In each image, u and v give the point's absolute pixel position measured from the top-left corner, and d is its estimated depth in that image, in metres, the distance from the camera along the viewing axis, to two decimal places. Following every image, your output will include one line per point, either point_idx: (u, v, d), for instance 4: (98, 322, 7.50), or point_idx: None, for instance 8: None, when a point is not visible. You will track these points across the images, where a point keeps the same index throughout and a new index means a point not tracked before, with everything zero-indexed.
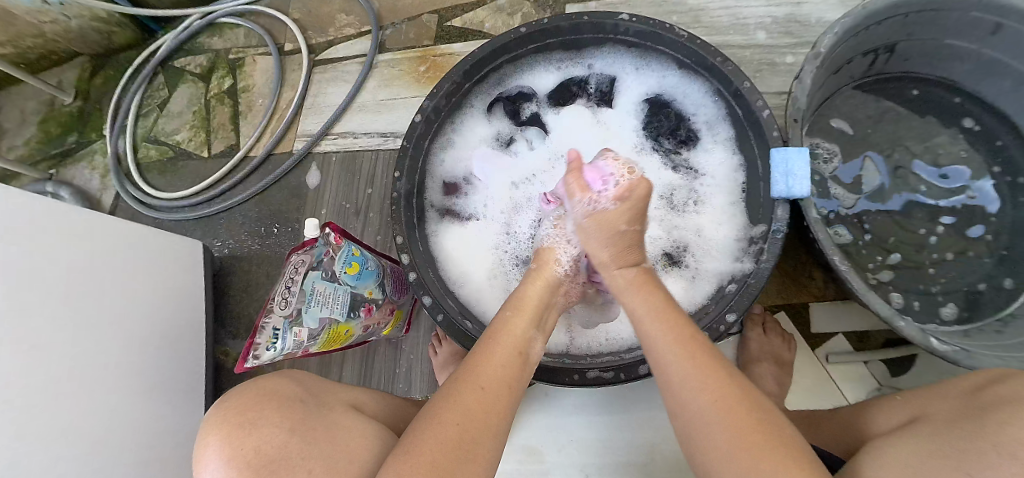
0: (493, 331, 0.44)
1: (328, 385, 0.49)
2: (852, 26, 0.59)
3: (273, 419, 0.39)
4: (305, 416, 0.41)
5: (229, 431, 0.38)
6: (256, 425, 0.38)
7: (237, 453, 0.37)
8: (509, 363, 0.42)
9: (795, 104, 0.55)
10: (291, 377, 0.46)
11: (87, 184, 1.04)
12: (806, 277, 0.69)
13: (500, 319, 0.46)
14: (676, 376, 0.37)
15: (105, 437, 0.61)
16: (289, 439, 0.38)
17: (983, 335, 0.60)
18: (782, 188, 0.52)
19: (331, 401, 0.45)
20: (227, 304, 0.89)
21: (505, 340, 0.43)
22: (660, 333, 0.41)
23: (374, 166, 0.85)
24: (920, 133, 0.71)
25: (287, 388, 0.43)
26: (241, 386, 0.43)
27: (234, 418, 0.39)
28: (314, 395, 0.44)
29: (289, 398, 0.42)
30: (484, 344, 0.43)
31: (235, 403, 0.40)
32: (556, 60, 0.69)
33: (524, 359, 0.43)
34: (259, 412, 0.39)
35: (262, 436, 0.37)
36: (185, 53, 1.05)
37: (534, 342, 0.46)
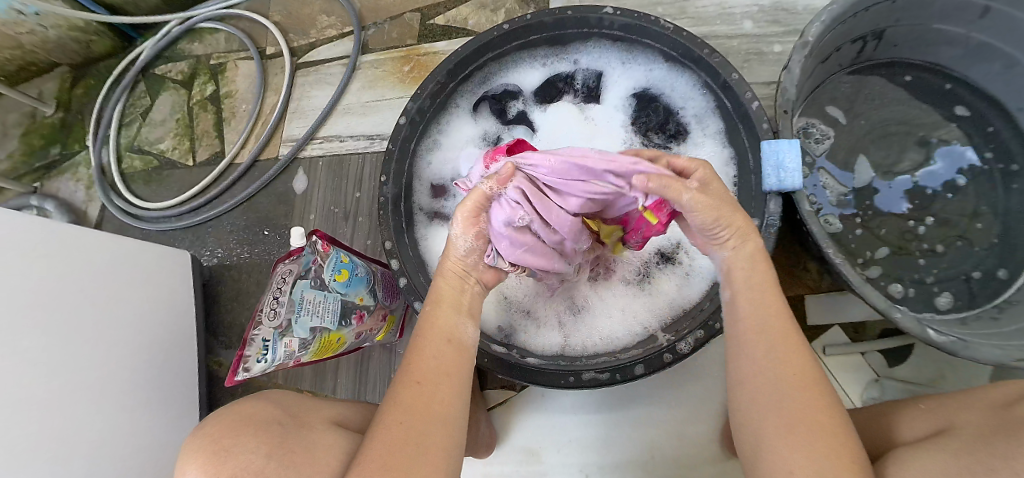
0: (419, 326, 0.42)
1: (308, 404, 0.49)
2: (838, 15, 0.58)
3: (248, 444, 0.39)
4: (283, 439, 0.41)
5: (205, 460, 0.38)
6: (232, 451, 0.38)
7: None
8: (444, 354, 0.40)
9: (785, 95, 0.54)
10: (269, 401, 0.46)
11: (72, 196, 1.02)
12: (800, 269, 0.69)
13: (425, 314, 0.43)
14: (754, 357, 0.37)
15: (100, 455, 0.61)
16: (266, 463, 0.38)
17: (980, 321, 0.60)
18: (774, 181, 0.52)
19: (310, 421, 0.45)
20: (219, 314, 0.88)
21: (432, 333, 0.41)
22: (763, 298, 0.38)
23: (361, 169, 0.84)
24: (911, 120, 0.71)
25: (263, 413, 0.43)
26: (216, 416, 0.43)
27: (209, 446, 0.39)
28: (291, 416, 0.45)
29: (264, 422, 0.42)
30: (415, 342, 0.41)
31: (212, 432, 0.40)
32: (542, 57, 0.68)
33: (458, 345, 0.41)
34: (233, 439, 0.39)
35: (239, 462, 0.37)
36: (165, 59, 1.04)
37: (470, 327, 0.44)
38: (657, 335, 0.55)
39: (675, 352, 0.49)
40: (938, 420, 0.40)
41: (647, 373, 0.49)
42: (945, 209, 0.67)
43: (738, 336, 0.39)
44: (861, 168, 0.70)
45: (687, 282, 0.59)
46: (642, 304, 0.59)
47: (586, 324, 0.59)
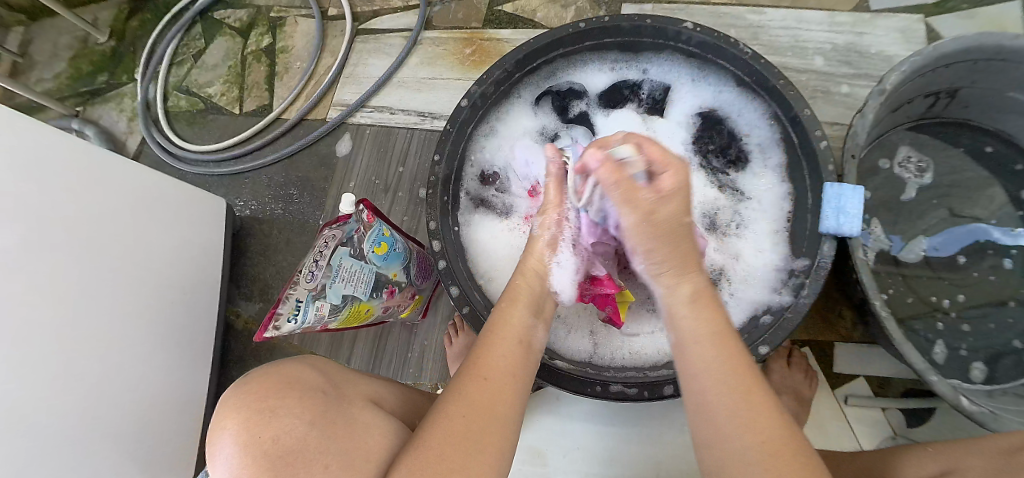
0: (494, 323, 0.42)
1: (345, 375, 0.48)
2: (921, 66, 0.57)
3: (294, 409, 0.38)
4: (327, 409, 0.39)
5: (249, 417, 0.37)
6: (275, 413, 0.37)
7: (254, 440, 0.36)
8: (514, 352, 0.40)
9: (855, 140, 0.53)
10: (309, 364, 0.45)
11: (113, 126, 1.03)
12: (835, 316, 0.68)
13: (499, 311, 0.43)
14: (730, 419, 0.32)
15: (111, 386, 0.61)
16: (308, 432, 0.37)
17: (1006, 396, 0.58)
18: (832, 224, 0.51)
19: (350, 394, 0.44)
20: (244, 265, 0.88)
21: (506, 328, 0.41)
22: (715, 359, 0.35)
23: (407, 144, 0.84)
24: (964, 184, 0.70)
25: (310, 378, 0.42)
26: (260, 369, 0.42)
27: (252, 403, 0.37)
28: (335, 387, 0.43)
29: (311, 388, 0.40)
30: (486, 338, 0.41)
31: (258, 386, 0.39)
32: (610, 61, 0.67)
33: (528, 348, 0.41)
34: (279, 400, 0.38)
35: (281, 426, 0.36)
36: (225, 5, 1.04)
37: (537, 331, 0.43)
38: None
39: None
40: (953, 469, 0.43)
41: (676, 394, 0.49)
42: (991, 283, 0.66)
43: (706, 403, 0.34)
44: (914, 244, 0.68)
45: (725, 310, 0.58)
46: None
47: (619, 334, 0.58)
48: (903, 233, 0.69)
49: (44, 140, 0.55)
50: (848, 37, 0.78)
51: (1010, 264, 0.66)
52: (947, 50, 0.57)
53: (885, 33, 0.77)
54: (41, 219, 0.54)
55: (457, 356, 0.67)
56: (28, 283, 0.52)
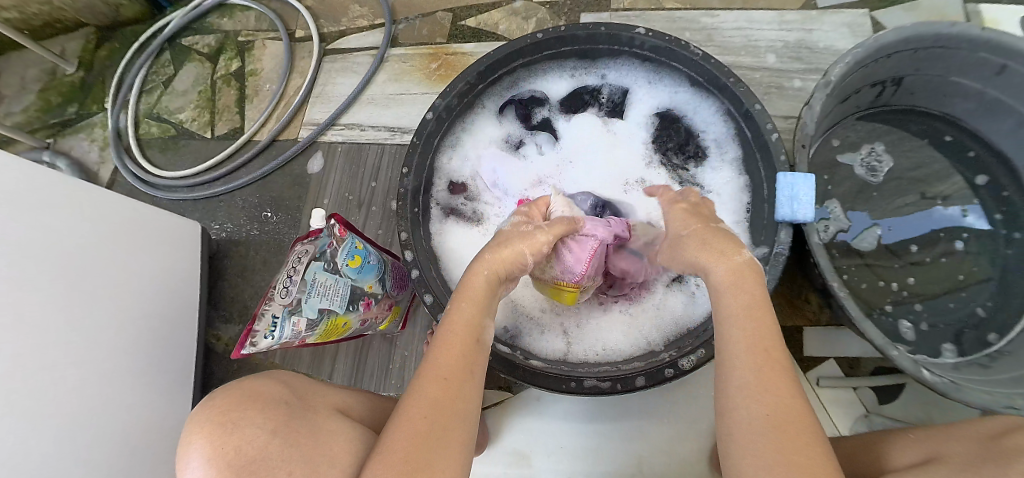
0: (444, 323, 0.43)
1: (315, 388, 0.49)
2: (863, 57, 0.60)
3: (257, 420, 0.38)
4: (290, 418, 0.40)
5: (211, 430, 0.37)
6: (238, 424, 0.37)
7: (219, 453, 0.36)
8: (467, 350, 0.40)
9: (804, 130, 0.55)
10: (276, 380, 0.46)
11: (84, 156, 1.02)
12: (802, 300, 0.71)
13: (451, 311, 0.44)
14: (738, 380, 0.34)
15: (99, 415, 0.61)
16: (271, 440, 0.37)
17: (971, 367, 0.62)
18: (787, 211, 0.53)
19: (316, 405, 0.45)
20: (222, 288, 0.88)
21: (458, 328, 0.42)
22: (739, 331, 0.37)
23: (379, 159, 0.85)
24: (915, 167, 0.73)
25: (274, 391, 0.43)
26: (225, 388, 0.43)
27: (216, 417, 0.38)
28: (300, 398, 0.44)
29: (275, 401, 0.41)
30: (440, 340, 0.41)
31: (221, 402, 0.40)
32: (570, 68, 0.70)
33: (480, 345, 0.41)
34: (241, 412, 0.38)
35: (244, 437, 0.37)
36: (193, 31, 1.05)
37: (488, 323, 0.44)
38: (658, 350, 0.56)
39: (676, 368, 0.50)
40: (926, 448, 0.44)
41: (648, 385, 0.50)
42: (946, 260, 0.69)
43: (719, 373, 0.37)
44: (869, 234, 0.71)
45: (692, 301, 0.60)
46: (642, 321, 0.60)
47: (590, 330, 0.60)
48: (859, 225, 0.71)
49: (27, 175, 0.57)
50: (798, 34, 0.81)
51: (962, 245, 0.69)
52: (888, 41, 0.60)
53: (832, 29, 0.81)
54: (25, 251, 0.55)
55: None
56: (15, 316, 0.53)
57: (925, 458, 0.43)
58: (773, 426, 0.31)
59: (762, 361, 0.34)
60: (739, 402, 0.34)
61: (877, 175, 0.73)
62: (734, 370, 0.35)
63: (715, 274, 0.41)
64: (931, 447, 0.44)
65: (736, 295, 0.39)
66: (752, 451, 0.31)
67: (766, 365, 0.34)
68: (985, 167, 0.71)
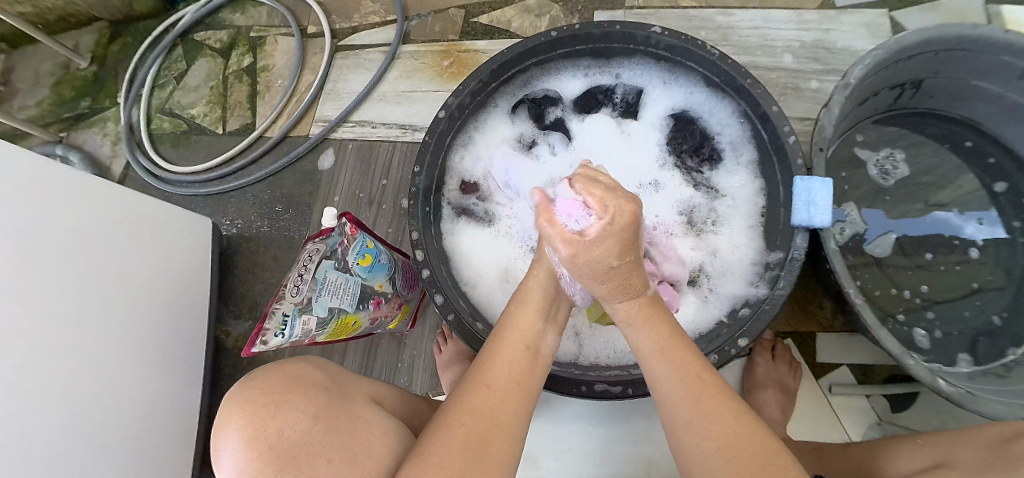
0: (502, 329, 0.43)
1: (345, 374, 0.48)
2: (884, 60, 0.58)
3: (299, 404, 0.38)
4: (329, 405, 0.40)
5: (254, 411, 0.37)
6: (281, 407, 0.37)
7: (260, 434, 0.35)
8: (519, 361, 0.40)
9: (822, 133, 0.54)
10: (311, 363, 0.45)
11: (97, 150, 1.02)
12: (815, 306, 0.70)
13: (506, 317, 0.44)
14: (682, 416, 0.37)
15: (110, 410, 0.62)
16: (312, 425, 0.37)
17: (987, 377, 0.61)
18: (804, 217, 0.52)
19: (350, 393, 0.44)
20: (231, 283, 0.88)
21: (512, 339, 0.42)
22: (660, 367, 0.40)
23: (390, 157, 0.85)
24: (934, 170, 0.72)
25: (312, 375, 0.42)
26: (262, 367, 0.42)
27: (257, 399, 0.37)
28: (336, 384, 0.43)
29: (314, 386, 0.40)
30: (495, 347, 0.41)
31: (262, 383, 0.39)
32: (584, 67, 0.69)
33: (534, 355, 0.42)
34: (284, 395, 0.38)
35: (286, 420, 0.36)
36: (205, 27, 1.05)
37: (545, 335, 0.44)
38: None
39: None
40: (934, 454, 0.44)
41: None
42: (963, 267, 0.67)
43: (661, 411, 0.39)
44: (883, 240, 0.70)
45: (704, 305, 0.59)
46: None
47: (603, 330, 0.59)
48: (874, 231, 0.70)
49: (40, 173, 0.57)
50: (816, 34, 0.80)
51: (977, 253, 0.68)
52: (909, 43, 0.59)
53: (851, 29, 0.79)
54: (39, 248, 0.55)
55: (449, 362, 0.68)
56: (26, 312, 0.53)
57: (936, 464, 0.42)
58: (727, 452, 0.34)
59: (700, 391, 0.37)
60: (692, 435, 0.36)
61: (889, 178, 0.72)
62: (677, 411, 0.37)
63: (624, 309, 0.42)
64: (940, 453, 0.43)
65: (656, 335, 0.41)
66: (720, 477, 0.33)
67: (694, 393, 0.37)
68: (1001, 172, 0.70)
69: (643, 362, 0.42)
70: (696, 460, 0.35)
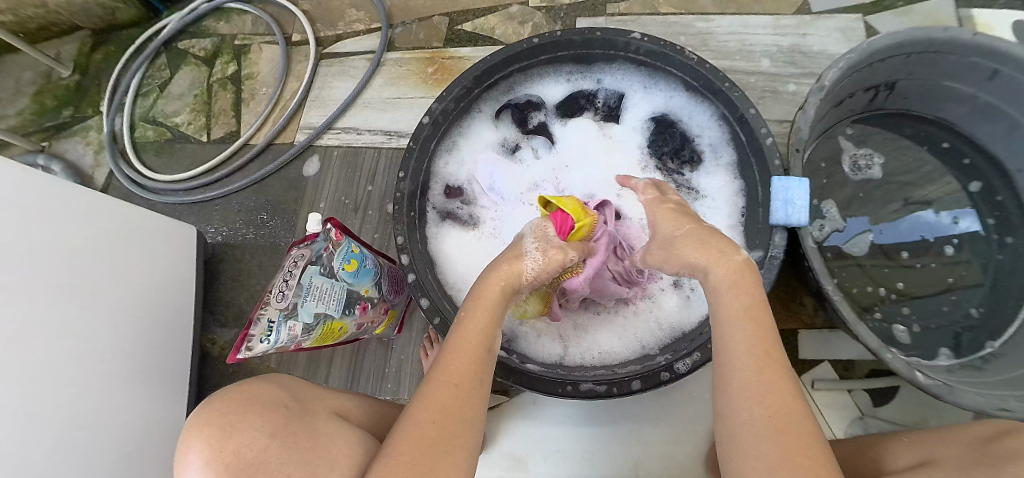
0: (455, 329, 0.44)
1: (313, 391, 0.48)
2: (857, 62, 0.60)
3: (256, 422, 0.38)
4: (288, 421, 0.40)
5: (211, 433, 0.36)
6: (237, 427, 0.37)
7: (217, 456, 0.35)
8: (477, 358, 0.41)
9: (798, 134, 0.56)
10: (274, 383, 0.45)
11: (79, 160, 1.01)
12: (797, 303, 0.71)
13: (461, 318, 0.45)
14: (740, 381, 0.35)
15: (95, 422, 0.61)
16: (270, 443, 0.37)
17: (965, 370, 0.62)
18: (781, 215, 0.53)
19: (315, 408, 0.45)
20: (217, 292, 0.87)
21: (469, 336, 0.42)
22: (739, 333, 0.37)
23: (375, 163, 0.85)
24: (909, 169, 0.74)
25: (272, 394, 0.42)
26: (224, 390, 0.41)
27: (214, 421, 0.37)
28: (298, 401, 0.44)
29: (273, 403, 0.41)
30: (450, 345, 0.42)
31: (219, 405, 0.39)
32: (566, 72, 0.69)
33: (490, 351, 0.42)
34: (239, 415, 0.38)
35: (242, 440, 0.36)
36: (189, 35, 1.04)
37: (500, 331, 0.45)
38: (653, 354, 0.56)
39: (672, 372, 0.50)
40: (920, 452, 0.45)
41: (643, 389, 0.50)
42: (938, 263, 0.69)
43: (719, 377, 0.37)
44: (860, 239, 0.71)
45: (687, 303, 0.60)
46: (638, 326, 0.60)
47: (587, 332, 0.60)
48: (851, 231, 0.72)
49: (22, 184, 0.56)
50: (792, 39, 0.82)
51: (952, 251, 0.69)
52: (881, 46, 0.60)
53: (825, 34, 0.81)
54: (23, 260, 0.54)
55: None
56: (13, 324, 0.52)
57: (921, 462, 0.43)
58: (773, 431, 0.32)
59: (763, 365, 0.35)
60: (738, 403, 0.34)
61: (859, 173, 0.74)
62: (736, 369, 0.36)
63: (716, 276, 0.42)
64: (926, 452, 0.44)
65: (738, 296, 0.40)
66: (759, 453, 0.31)
67: (763, 366, 0.35)
68: (978, 173, 0.72)
69: (716, 329, 0.40)
70: (736, 426, 0.34)
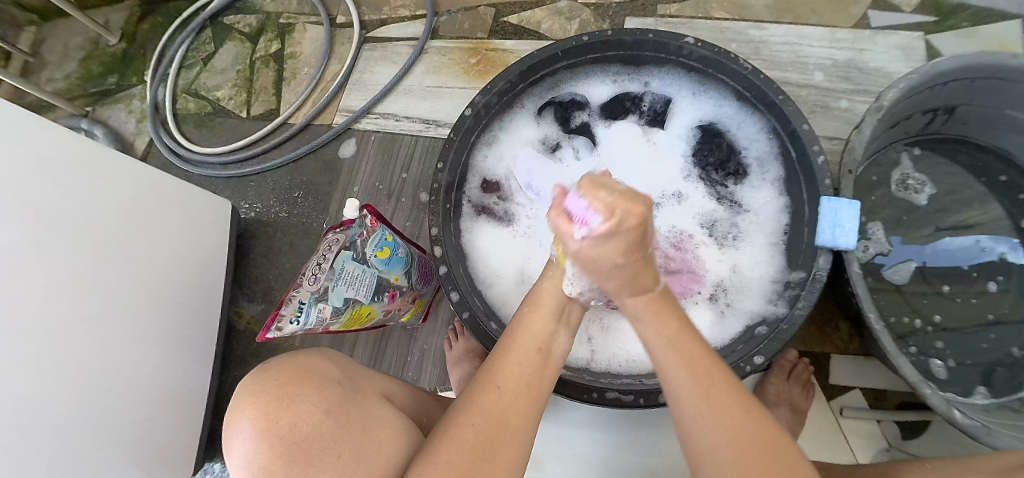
0: (511, 332, 0.43)
1: (360, 370, 0.48)
2: (919, 83, 0.57)
3: (311, 397, 0.38)
4: (342, 400, 0.40)
5: (268, 402, 0.37)
6: (293, 400, 0.37)
7: (272, 427, 0.36)
8: (529, 362, 0.41)
9: (852, 155, 0.53)
10: (325, 356, 0.45)
11: (121, 126, 1.03)
12: (831, 328, 0.69)
13: (518, 318, 0.44)
14: (693, 412, 0.37)
15: (120, 383, 0.62)
16: (325, 420, 0.37)
17: (1002, 411, 0.59)
18: (828, 237, 0.51)
19: (363, 389, 0.45)
20: (247, 267, 0.89)
21: (523, 340, 0.42)
22: (673, 367, 0.39)
23: (411, 151, 0.85)
24: (960, 198, 0.71)
25: (326, 369, 0.42)
26: (277, 359, 0.42)
27: (273, 390, 0.38)
28: (349, 380, 0.44)
29: (328, 380, 0.41)
30: (503, 346, 0.42)
31: (277, 374, 0.39)
32: (613, 73, 0.68)
33: (545, 357, 0.42)
34: (299, 388, 0.38)
35: (299, 413, 0.37)
36: (235, 10, 1.06)
37: (557, 337, 0.44)
38: None
39: None
40: None
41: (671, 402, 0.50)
42: (982, 298, 0.66)
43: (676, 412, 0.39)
44: (902, 267, 0.69)
45: (721, 319, 0.59)
46: None
47: (616, 339, 0.59)
48: (894, 257, 0.69)
49: (63, 147, 0.57)
50: (848, 53, 0.79)
51: (995, 286, 0.66)
52: (945, 68, 0.58)
53: (885, 50, 0.78)
54: (62, 221, 0.56)
55: (457, 360, 0.68)
56: (47, 286, 0.54)
57: None
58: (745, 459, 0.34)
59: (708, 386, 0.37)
60: (704, 439, 0.36)
61: (901, 188, 0.71)
62: (686, 405, 0.38)
63: (633, 305, 0.43)
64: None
65: (666, 324, 0.41)
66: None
67: (717, 391, 0.37)
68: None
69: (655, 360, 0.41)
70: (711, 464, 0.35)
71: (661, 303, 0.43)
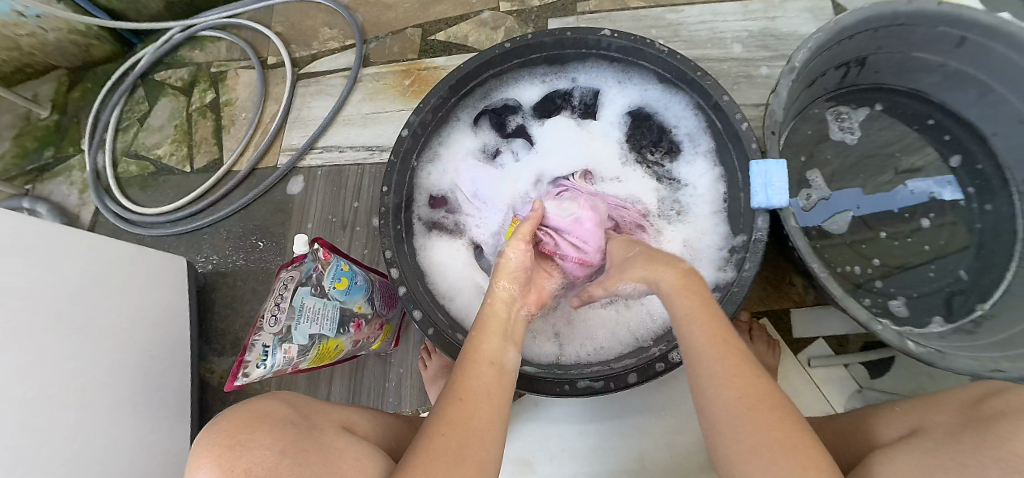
0: (468, 349, 0.43)
1: (317, 406, 0.48)
2: (823, 42, 0.61)
3: (265, 441, 0.38)
4: (297, 438, 0.40)
5: (219, 454, 0.36)
6: (247, 446, 0.37)
7: (226, 475, 0.35)
8: (491, 381, 0.40)
9: (772, 117, 0.56)
10: (279, 399, 0.45)
11: (64, 200, 1.00)
12: (786, 284, 0.72)
13: (473, 337, 0.44)
14: (706, 373, 0.37)
15: (100, 461, 0.60)
16: (280, 460, 0.37)
17: (957, 335, 0.63)
18: (762, 198, 0.54)
19: (320, 423, 0.45)
20: (212, 321, 0.87)
21: (479, 357, 0.42)
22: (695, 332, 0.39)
23: (359, 179, 0.85)
24: (885, 143, 0.75)
25: (279, 411, 0.42)
26: (231, 409, 0.42)
27: (224, 441, 0.37)
28: (303, 417, 0.44)
29: (280, 421, 0.41)
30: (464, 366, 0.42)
31: (229, 425, 0.39)
32: (540, 75, 0.70)
33: (503, 372, 0.42)
34: (250, 434, 0.38)
35: (252, 458, 0.36)
36: (165, 66, 1.04)
37: (512, 352, 0.44)
38: (648, 346, 0.56)
39: (667, 361, 0.50)
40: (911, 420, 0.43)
41: (640, 381, 0.51)
42: (921, 233, 0.70)
43: (688, 364, 0.40)
44: (839, 217, 0.72)
45: None
46: (632, 318, 0.60)
47: (583, 330, 0.61)
48: (833, 205, 0.73)
49: (19, 228, 0.57)
50: (762, 24, 0.83)
51: (927, 222, 0.70)
52: (849, 23, 0.61)
53: (794, 15, 0.82)
54: (25, 305, 0.55)
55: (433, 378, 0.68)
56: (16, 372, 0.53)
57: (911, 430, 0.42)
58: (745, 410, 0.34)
59: (723, 350, 0.38)
60: (716, 403, 0.36)
61: (835, 120, 0.76)
62: (699, 358, 0.38)
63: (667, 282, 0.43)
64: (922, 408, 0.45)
65: (688, 296, 0.42)
66: (738, 435, 0.34)
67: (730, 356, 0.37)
68: (959, 146, 0.72)
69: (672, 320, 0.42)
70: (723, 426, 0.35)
71: (685, 279, 0.43)
